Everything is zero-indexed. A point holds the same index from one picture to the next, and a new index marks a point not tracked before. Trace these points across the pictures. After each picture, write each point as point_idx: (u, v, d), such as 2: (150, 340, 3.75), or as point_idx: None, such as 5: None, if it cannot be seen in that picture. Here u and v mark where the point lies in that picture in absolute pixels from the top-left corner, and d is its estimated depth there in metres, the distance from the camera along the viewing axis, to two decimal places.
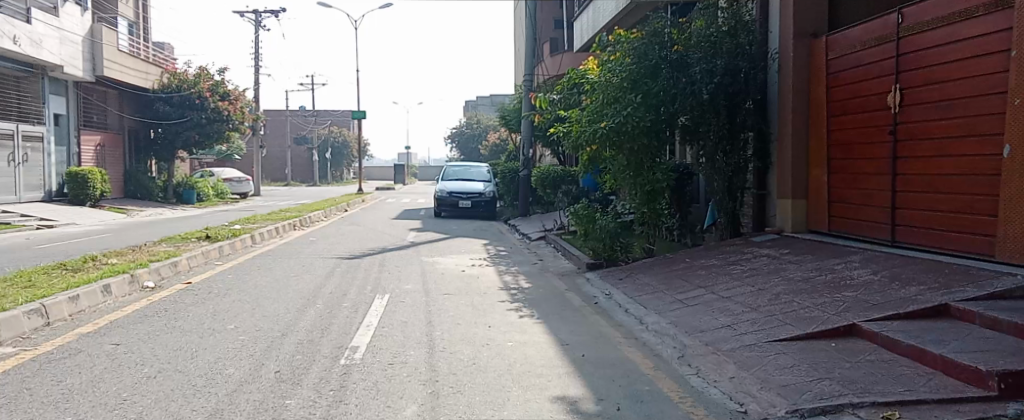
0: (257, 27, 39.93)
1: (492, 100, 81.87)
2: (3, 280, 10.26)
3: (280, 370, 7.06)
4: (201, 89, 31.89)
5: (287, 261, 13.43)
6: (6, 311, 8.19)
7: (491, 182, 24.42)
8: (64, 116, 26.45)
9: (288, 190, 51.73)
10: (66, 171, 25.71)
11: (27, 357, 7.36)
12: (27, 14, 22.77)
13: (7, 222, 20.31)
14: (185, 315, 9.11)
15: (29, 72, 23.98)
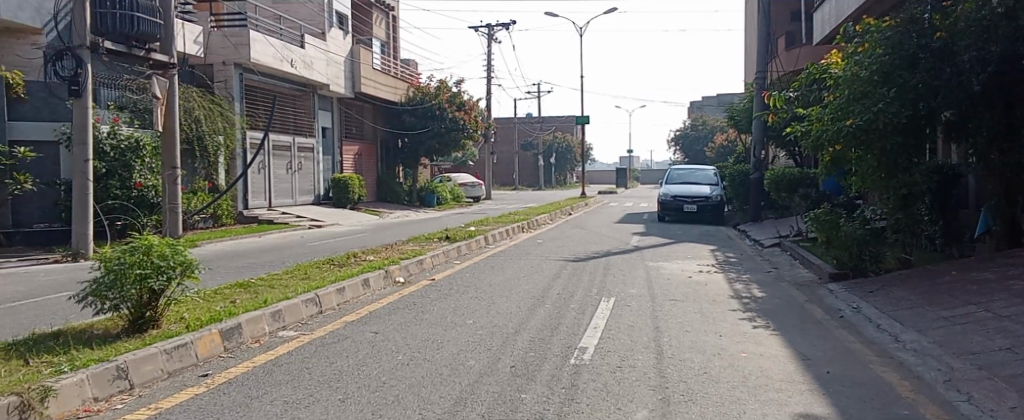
0: (490, 39, 41.82)
1: (721, 100, 79.74)
2: (285, 272, 11.56)
3: (515, 365, 7.35)
4: (441, 101, 33.79)
5: (518, 261, 13.94)
6: (288, 300, 9.24)
7: (720, 186, 23.74)
8: (330, 129, 29.25)
9: (515, 195, 53.51)
10: (331, 177, 28.49)
11: (304, 340, 8.26)
12: (301, 40, 25.54)
13: (284, 222, 22.85)
14: (430, 309, 9.75)
15: (302, 90, 26.80)
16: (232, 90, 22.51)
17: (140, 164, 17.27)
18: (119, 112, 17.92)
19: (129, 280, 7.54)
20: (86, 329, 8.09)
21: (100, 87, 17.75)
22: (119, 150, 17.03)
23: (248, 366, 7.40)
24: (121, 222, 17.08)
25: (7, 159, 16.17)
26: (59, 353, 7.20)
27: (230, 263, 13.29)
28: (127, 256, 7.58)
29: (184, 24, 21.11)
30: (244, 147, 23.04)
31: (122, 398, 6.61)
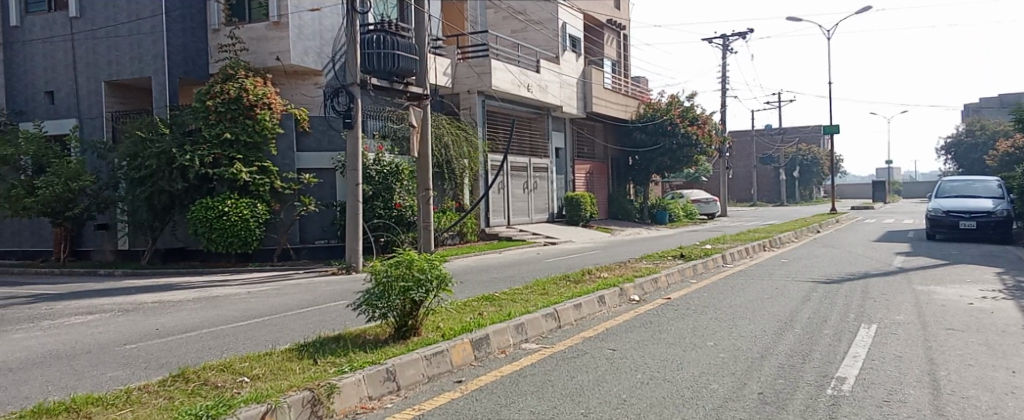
0: (725, 50, 40.96)
1: (1002, 101, 71.53)
2: (524, 287, 12.20)
3: (763, 392, 7.29)
4: (673, 116, 33.34)
5: (762, 282, 13.58)
6: (530, 314, 9.80)
7: (1005, 200, 21.40)
8: (563, 149, 30.22)
9: (755, 211, 51.70)
10: (565, 195, 29.39)
11: (546, 353, 8.73)
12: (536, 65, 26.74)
13: (522, 239, 23.97)
14: (668, 328, 9.88)
15: (538, 113, 27.97)
16: (476, 117, 24.04)
17: (398, 187, 19.03)
18: (383, 140, 19.80)
19: (396, 291, 8.41)
20: (361, 334, 9.10)
21: (368, 119, 19.74)
22: (383, 174, 18.93)
23: (496, 375, 7.96)
24: (384, 239, 18.86)
25: (295, 184, 18.46)
26: (340, 355, 8.21)
27: (476, 278, 14.26)
28: (393, 270, 8.45)
29: (436, 57, 22.98)
30: (486, 169, 24.51)
31: (391, 398, 7.42)
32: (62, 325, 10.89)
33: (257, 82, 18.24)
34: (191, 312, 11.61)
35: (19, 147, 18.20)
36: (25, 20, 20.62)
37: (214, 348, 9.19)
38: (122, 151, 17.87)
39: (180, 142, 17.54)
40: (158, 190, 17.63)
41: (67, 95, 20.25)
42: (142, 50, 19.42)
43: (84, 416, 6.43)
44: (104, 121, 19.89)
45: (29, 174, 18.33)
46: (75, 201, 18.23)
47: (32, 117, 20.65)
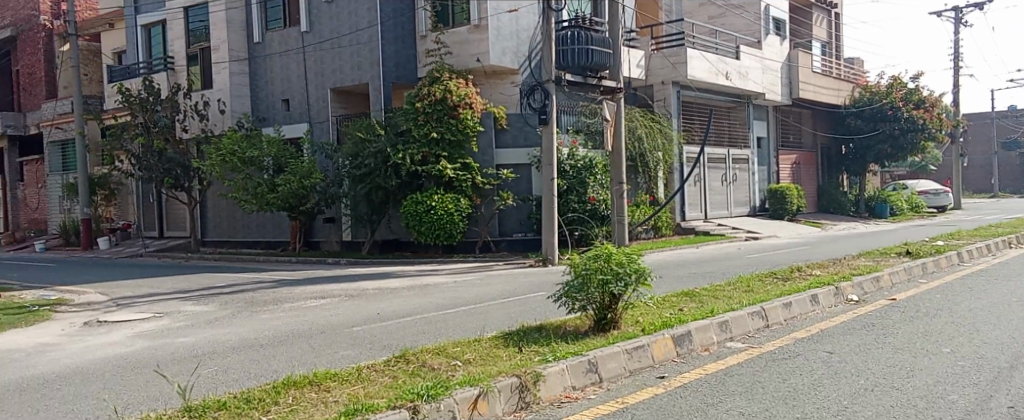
0: (957, 23, 37.66)
1: None
2: (729, 284, 11.98)
3: (1014, 407, 6.75)
4: (893, 99, 30.99)
5: (1007, 283, 12.37)
6: (735, 312, 9.63)
7: None
8: (766, 139, 29.15)
9: (1000, 202, 46.90)
10: (767, 187, 28.34)
11: (755, 353, 8.54)
12: (736, 51, 25.99)
13: (722, 234, 23.44)
14: (894, 332, 9.32)
15: (738, 101, 27.18)
16: (670, 108, 23.84)
17: (593, 181, 19.26)
18: (577, 135, 20.06)
19: (594, 283, 8.49)
20: (561, 324, 9.31)
21: (563, 114, 20.09)
22: (577, 169, 19.28)
23: (701, 373, 7.91)
24: (579, 232, 19.13)
25: (495, 180, 19.23)
26: (544, 344, 8.49)
27: (678, 273, 14.14)
28: (592, 263, 8.55)
29: (629, 49, 23.03)
30: (682, 161, 24.21)
31: (594, 389, 7.60)
32: (300, 307, 12.11)
33: (460, 83, 19.06)
34: (407, 298, 12.47)
35: (263, 149, 20.25)
36: (266, 37, 23.22)
37: (429, 332, 9.82)
38: (345, 151, 19.44)
39: (393, 142, 18.78)
40: (375, 186, 18.99)
41: (300, 102, 22.50)
42: (360, 59, 20.96)
43: (323, 390, 7.17)
44: (331, 125, 21.75)
45: (271, 173, 20.30)
46: (307, 197, 20.05)
47: (273, 123, 23.25)
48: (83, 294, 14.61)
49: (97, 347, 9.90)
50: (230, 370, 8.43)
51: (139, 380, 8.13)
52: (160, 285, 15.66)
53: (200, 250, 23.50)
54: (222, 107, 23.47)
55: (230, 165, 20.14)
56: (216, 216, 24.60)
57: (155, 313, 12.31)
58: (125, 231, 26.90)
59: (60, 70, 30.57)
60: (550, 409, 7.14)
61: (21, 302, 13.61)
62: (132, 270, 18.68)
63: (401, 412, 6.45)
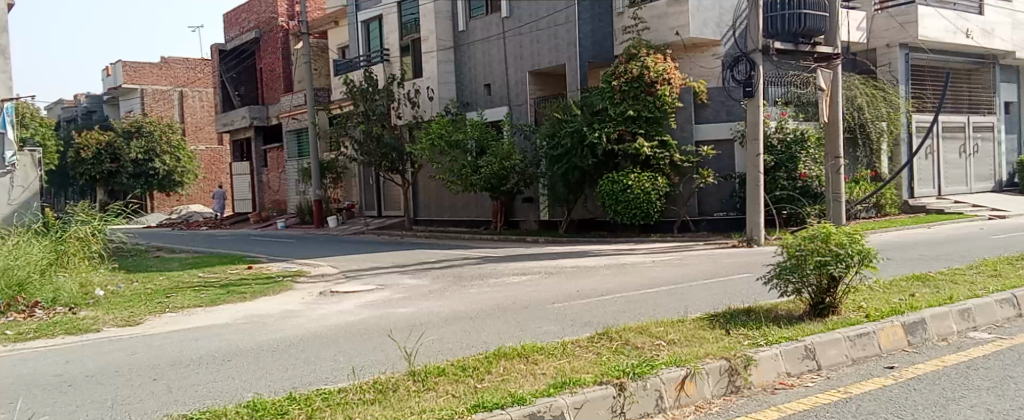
0: None
1: None
2: (971, 267, 10.87)
3: None
4: None
5: None
6: (980, 298, 8.69)
7: None
8: (1017, 103, 26.01)
9: None
10: (1018, 159, 25.45)
11: (1004, 345, 7.64)
12: (979, 6, 23.40)
13: (960, 212, 21.37)
14: None
15: (980, 63, 24.49)
16: (897, 73, 21.97)
17: (805, 155, 18.24)
18: (786, 107, 19.03)
19: (810, 265, 7.93)
20: (773, 308, 8.80)
21: (770, 86, 19.11)
22: (787, 143, 18.35)
23: (937, 364, 7.20)
24: (787, 211, 18.22)
25: (695, 157, 18.70)
26: (754, 327, 8.08)
27: (910, 254, 13.03)
28: (807, 244, 7.99)
29: (849, 12, 21.49)
30: (909, 131, 22.25)
31: (812, 377, 7.13)
32: (505, 283, 12.42)
33: (658, 59, 18.58)
34: (605, 277, 12.42)
35: (466, 132, 20.93)
36: (470, 24, 23.99)
37: (629, 311, 9.67)
38: (543, 132, 19.66)
39: (590, 121, 18.73)
40: (572, 166, 19.07)
41: (500, 86, 23.02)
42: (558, 40, 21.04)
43: (531, 362, 7.27)
44: (529, 107, 22.08)
45: (474, 155, 20.93)
46: (508, 178, 20.44)
47: (475, 107, 24.06)
48: (317, 266, 15.88)
49: (331, 315, 10.68)
50: (444, 339, 8.77)
51: (369, 345, 8.66)
52: (381, 260, 16.69)
53: (412, 228, 24.80)
54: (431, 93, 24.50)
55: (437, 148, 21.05)
56: (426, 196, 25.86)
57: (378, 285, 13.11)
58: (350, 210, 29.04)
59: (296, 66, 33.22)
60: (764, 394, 6.78)
61: (267, 272, 15.02)
62: (355, 246, 20.07)
63: (608, 388, 6.36)
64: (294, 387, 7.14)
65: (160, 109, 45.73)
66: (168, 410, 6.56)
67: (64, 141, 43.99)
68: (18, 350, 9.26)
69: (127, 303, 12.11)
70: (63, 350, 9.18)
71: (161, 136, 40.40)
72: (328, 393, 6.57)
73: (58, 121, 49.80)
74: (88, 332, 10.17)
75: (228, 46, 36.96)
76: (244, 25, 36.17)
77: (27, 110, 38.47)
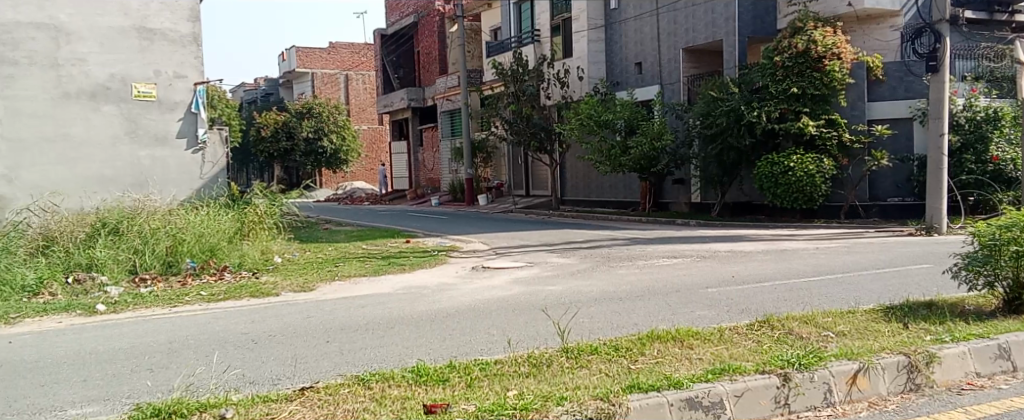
0: None
1: None
2: None
3: None
4: None
5: None
6: None
7: None
8: None
9: None
10: None
11: None
12: None
13: None
14: None
15: None
16: None
17: (996, 136, 16.73)
18: (977, 83, 17.61)
19: (1006, 257, 7.24)
20: (959, 303, 8.09)
21: (956, 60, 17.96)
22: (975, 122, 16.94)
23: None
24: (975, 198, 16.79)
25: (866, 137, 17.57)
26: (936, 322, 7.47)
27: None
28: (1003, 233, 7.28)
29: None
30: None
31: (1005, 379, 6.51)
32: (655, 265, 12.20)
33: (827, 32, 17.57)
34: (762, 262, 11.92)
35: (616, 112, 20.62)
36: (621, 2, 23.62)
37: (790, 300, 9.20)
38: (697, 111, 19.09)
39: (748, 100, 17.99)
40: (727, 147, 18.51)
41: (652, 64, 22.54)
42: (715, 16, 20.31)
43: (687, 346, 7.05)
44: (682, 86, 21.48)
45: (623, 135, 20.60)
46: (658, 159, 20.02)
47: (625, 87, 23.64)
48: (470, 242, 16.20)
49: (484, 289, 10.84)
50: (596, 318, 8.69)
51: (522, 320, 8.70)
52: (531, 238, 16.82)
53: (560, 208, 24.82)
54: (580, 73, 24.37)
55: (587, 128, 20.94)
56: (574, 176, 25.79)
57: (528, 262, 13.23)
58: (499, 189, 29.46)
59: (451, 48, 33.88)
60: (948, 395, 6.25)
61: (423, 247, 15.48)
62: (508, 224, 20.32)
63: (772, 377, 6.04)
64: (454, 356, 7.26)
65: (328, 91, 48.36)
66: (339, 372, 6.84)
67: (246, 121, 47.44)
68: (212, 309, 10.00)
69: (301, 270, 12.83)
70: (249, 311, 9.83)
71: (329, 116, 42.46)
72: (486, 363, 6.64)
73: (241, 103, 54.41)
74: (269, 295, 10.84)
75: (389, 30, 38.23)
76: (403, 10, 37.31)
77: (216, 92, 41.96)
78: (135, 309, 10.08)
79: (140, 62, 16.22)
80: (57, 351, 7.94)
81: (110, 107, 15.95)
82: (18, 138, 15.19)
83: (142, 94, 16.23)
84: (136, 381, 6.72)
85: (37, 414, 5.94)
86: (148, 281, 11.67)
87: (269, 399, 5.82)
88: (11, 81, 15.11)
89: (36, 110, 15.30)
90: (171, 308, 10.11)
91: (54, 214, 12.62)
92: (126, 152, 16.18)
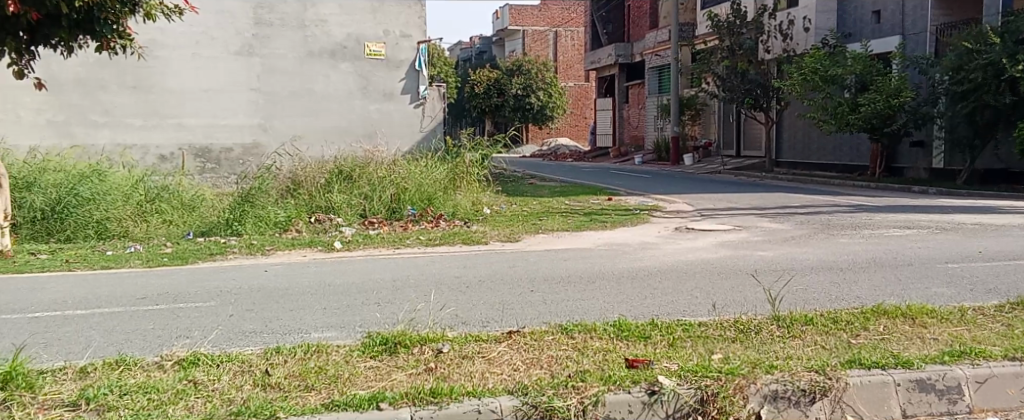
0: None
1: None
2: None
3: None
4: None
5: None
6: None
7: None
8: None
9: None
10: None
11: None
12: None
13: None
14: None
15: None
16: None
17: None
18: None
19: None
20: None
21: None
22: None
23: None
24: None
25: None
26: None
27: None
28: None
29: None
30: None
31: None
32: (883, 235, 11.21)
33: None
34: (1014, 239, 10.56)
35: (848, 66, 19.07)
36: None
37: None
38: (946, 65, 17.31)
39: (1013, 51, 15.98)
40: (982, 105, 16.66)
41: (893, 13, 20.58)
42: None
43: (919, 324, 6.39)
44: (928, 37, 19.46)
45: (854, 92, 19.15)
46: (894, 118, 18.37)
47: (859, 38, 21.87)
48: (674, 203, 15.76)
49: (688, 251, 10.51)
50: (812, 288, 8.11)
51: (729, 284, 8.31)
52: (740, 201, 16.05)
53: (774, 170, 23.61)
54: (807, 25, 22.41)
55: (812, 84, 19.72)
56: (792, 137, 24.39)
57: (737, 226, 12.63)
58: (707, 149, 28.48)
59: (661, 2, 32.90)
60: None
61: (625, 205, 15.26)
62: (716, 185, 19.61)
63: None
64: (658, 314, 7.05)
65: (538, 49, 48.92)
66: (545, 319, 6.88)
67: (461, 78, 49.28)
68: (428, 253, 10.49)
69: (507, 222, 13.09)
70: (461, 256, 10.19)
71: (538, 73, 42.97)
72: (690, 325, 6.36)
73: (455, 61, 56.53)
74: (478, 243, 11.19)
75: None
76: None
77: (436, 51, 43.99)
78: (366, 248, 10.81)
79: (372, 22, 17.63)
80: (303, 280, 8.65)
81: (346, 65, 17.61)
82: (270, 91, 17.37)
83: (373, 53, 17.66)
84: (368, 313, 7.12)
85: (289, 333, 6.41)
86: (376, 224, 12.48)
87: (481, 338, 5.96)
88: (267, 41, 17.23)
89: (286, 67, 17.35)
90: (395, 249, 10.73)
91: (299, 159, 13.85)
92: (358, 105, 17.77)
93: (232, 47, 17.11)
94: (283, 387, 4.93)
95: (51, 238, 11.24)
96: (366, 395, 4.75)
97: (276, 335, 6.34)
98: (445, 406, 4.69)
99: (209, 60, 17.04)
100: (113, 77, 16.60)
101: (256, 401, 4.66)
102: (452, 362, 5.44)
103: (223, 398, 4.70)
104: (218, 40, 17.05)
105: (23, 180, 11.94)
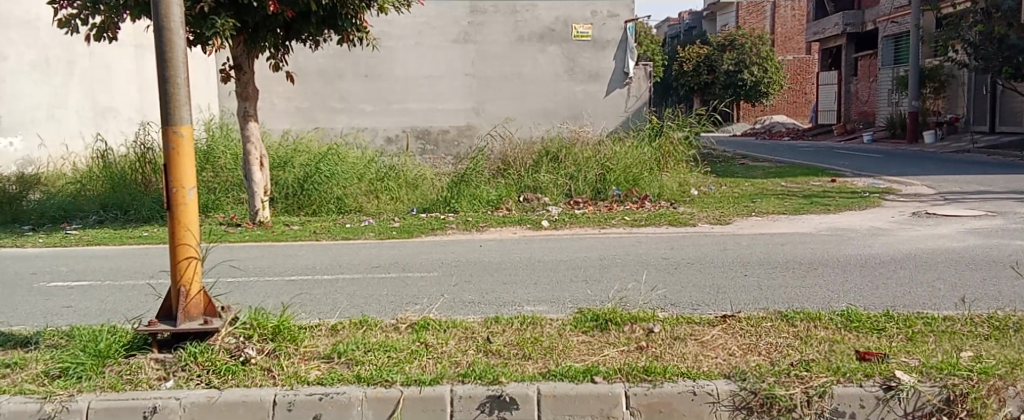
0: None
1: None
2: None
3: None
4: None
5: None
6: None
7: None
8: None
9: None
10: None
11: None
12: None
13: None
14: None
15: None
16: None
17: None
18: None
19: None
20: None
21: None
22: None
23: None
24: None
25: None
26: None
27: None
28: None
29: None
30: None
31: None
32: None
33: None
34: None
35: None
36: None
37: None
38: None
39: None
40: None
41: None
42: None
43: None
44: None
45: None
46: None
47: None
48: (910, 185, 14.54)
49: (928, 238, 9.68)
50: None
51: (981, 277, 7.55)
52: (990, 184, 14.49)
53: None
54: None
55: None
56: None
57: (988, 212, 11.42)
58: (953, 124, 25.99)
59: None
60: None
61: (852, 187, 14.32)
62: (957, 166, 17.87)
63: None
64: (891, 307, 6.57)
65: (753, 21, 47.18)
66: (763, 306, 6.64)
67: (669, 55, 48.38)
68: (636, 233, 10.50)
69: (719, 203, 12.75)
70: (673, 237, 10.10)
71: (752, 47, 41.21)
72: (932, 319, 5.85)
73: (664, 38, 55.67)
74: (686, 225, 11.01)
75: None
76: None
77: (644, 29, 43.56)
78: (573, 226, 10.99)
79: (580, 4, 17.77)
80: (517, 256, 8.95)
81: (555, 47, 17.88)
82: (485, 75, 18.01)
83: (580, 35, 17.80)
84: (580, 290, 7.24)
85: (504, 305, 6.66)
86: (582, 203, 12.64)
87: (693, 321, 5.87)
88: (481, 28, 17.88)
89: (499, 52, 17.92)
90: (601, 229, 10.81)
91: (510, 139, 14.33)
92: (566, 87, 17.98)
93: (450, 35, 17.91)
94: (503, 355, 5.14)
95: (302, 211, 12.53)
96: (581, 368, 4.84)
97: (493, 307, 6.61)
98: (659, 384, 4.67)
99: (430, 48, 17.96)
100: (349, 67, 17.98)
101: (480, 365, 4.89)
102: (663, 343, 5.40)
103: (451, 361, 4.99)
104: (438, 29, 17.90)
105: (278, 159, 13.31)
